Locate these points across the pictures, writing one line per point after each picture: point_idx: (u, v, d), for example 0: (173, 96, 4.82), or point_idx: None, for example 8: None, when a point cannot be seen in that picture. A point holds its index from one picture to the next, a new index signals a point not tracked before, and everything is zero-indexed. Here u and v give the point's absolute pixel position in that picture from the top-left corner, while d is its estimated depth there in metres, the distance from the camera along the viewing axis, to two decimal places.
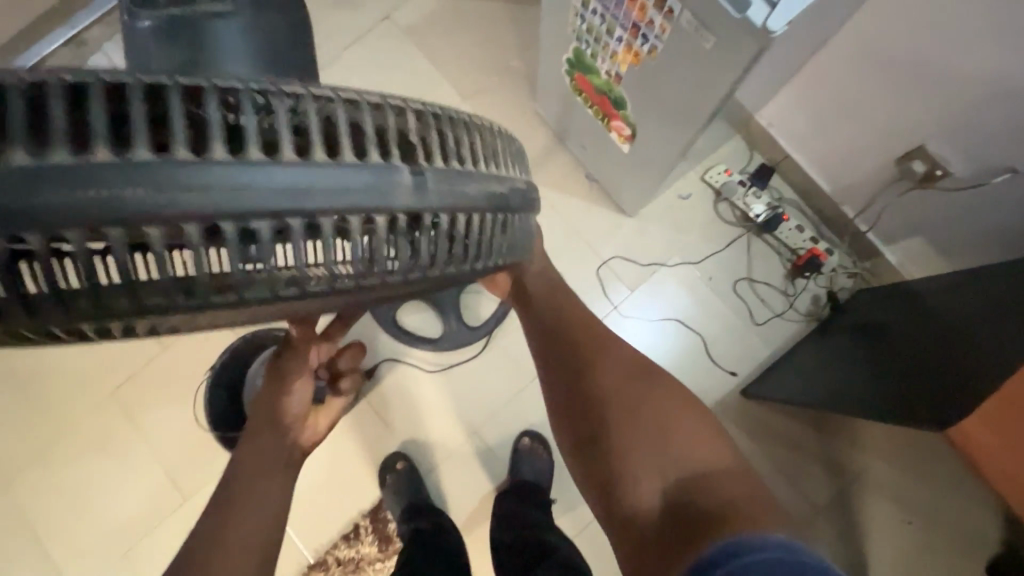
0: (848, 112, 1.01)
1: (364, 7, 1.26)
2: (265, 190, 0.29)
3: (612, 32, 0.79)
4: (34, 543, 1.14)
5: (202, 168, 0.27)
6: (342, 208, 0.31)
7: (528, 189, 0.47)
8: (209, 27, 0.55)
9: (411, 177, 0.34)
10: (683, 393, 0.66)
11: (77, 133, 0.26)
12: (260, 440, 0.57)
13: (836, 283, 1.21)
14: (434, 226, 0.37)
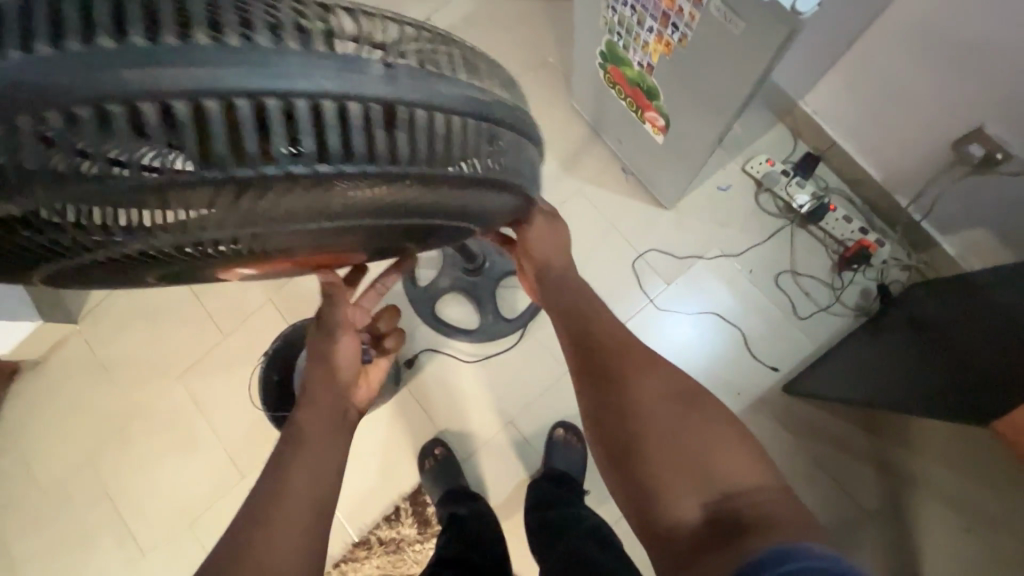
0: (899, 94, 0.97)
1: (407, 12, 1.32)
2: (219, 69, 0.25)
3: (642, 23, 0.79)
4: (114, 510, 1.26)
5: (150, 50, 0.24)
6: (323, 93, 0.28)
7: (514, 106, 0.40)
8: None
9: (379, 67, 0.30)
10: (715, 402, 0.64)
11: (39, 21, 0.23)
12: (320, 403, 0.61)
13: (887, 276, 1.16)
14: (416, 124, 0.32)
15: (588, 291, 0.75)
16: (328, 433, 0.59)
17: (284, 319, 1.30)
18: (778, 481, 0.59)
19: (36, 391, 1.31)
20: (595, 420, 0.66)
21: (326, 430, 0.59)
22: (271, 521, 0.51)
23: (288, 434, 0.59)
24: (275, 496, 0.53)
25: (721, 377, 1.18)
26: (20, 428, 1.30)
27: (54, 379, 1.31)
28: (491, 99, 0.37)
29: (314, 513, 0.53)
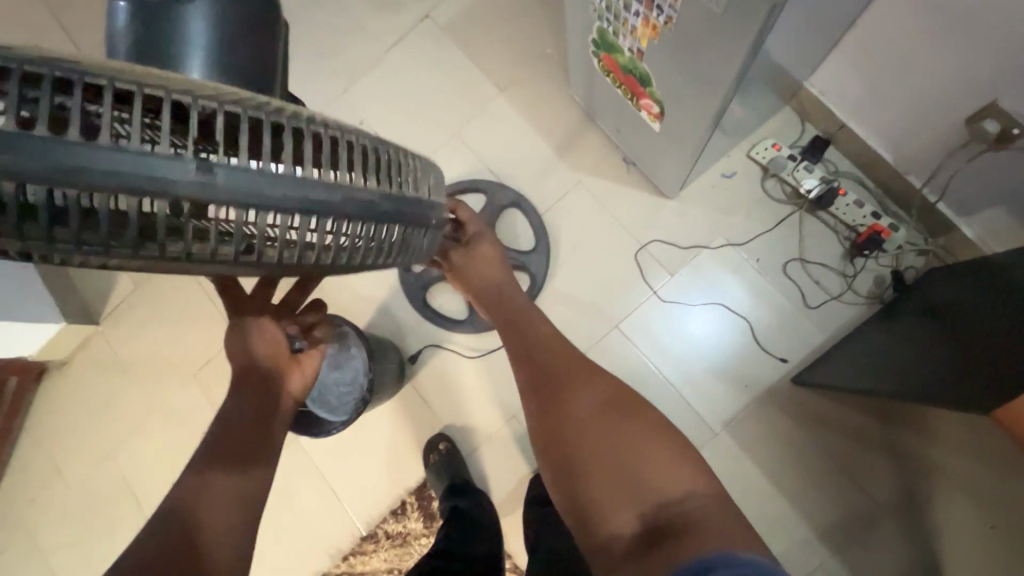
0: (908, 72, 0.93)
1: (406, 9, 1.32)
2: (12, 160, 0.27)
3: (629, 7, 0.77)
4: (136, 504, 1.31)
5: (15, 142, 0.27)
6: (180, 195, 0.31)
7: (380, 200, 0.42)
8: (173, 19, 0.52)
9: (197, 171, 0.31)
10: (653, 417, 0.66)
11: None
12: (249, 394, 0.62)
13: (902, 261, 1.12)
14: (235, 219, 0.35)
15: (534, 311, 0.79)
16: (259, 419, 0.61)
17: None
18: (711, 490, 0.60)
19: (62, 391, 1.37)
20: (539, 437, 0.69)
21: (257, 415, 0.61)
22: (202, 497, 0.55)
23: (214, 430, 0.60)
24: (206, 475, 0.57)
25: (729, 370, 1.15)
26: (48, 427, 1.36)
27: (79, 379, 1.36)
28: (381, 196, 0.42)
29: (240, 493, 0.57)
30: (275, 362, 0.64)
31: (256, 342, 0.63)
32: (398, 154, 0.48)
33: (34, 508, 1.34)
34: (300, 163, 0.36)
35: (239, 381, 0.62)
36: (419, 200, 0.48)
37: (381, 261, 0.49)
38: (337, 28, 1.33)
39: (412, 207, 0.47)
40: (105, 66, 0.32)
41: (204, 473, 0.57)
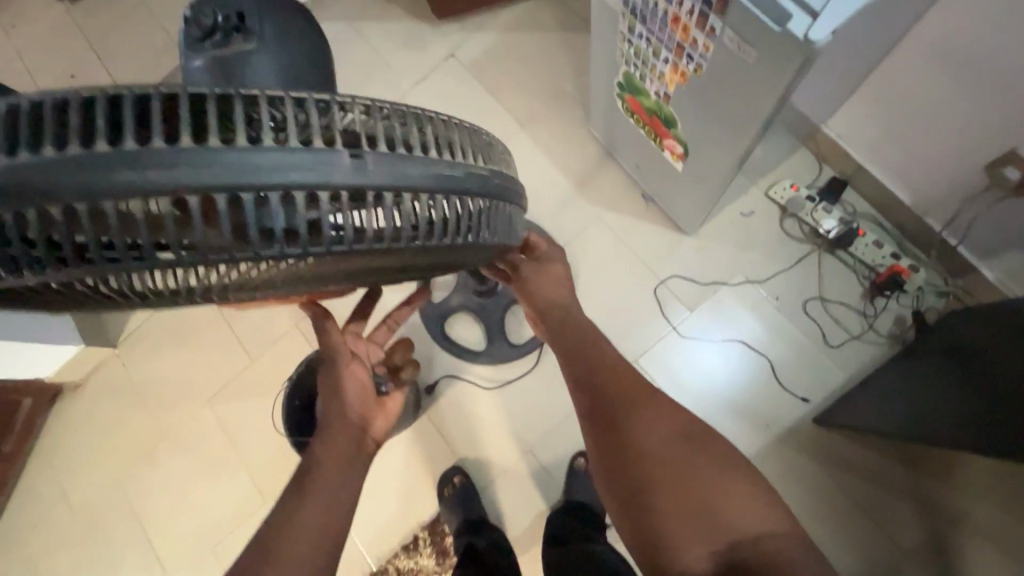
0: (927, 118, 0.95)
1: (431, 47, 1.37)
2: (194, 171, 0.27)
3: (657, 54, 0.80)
4: (142, 533, 1.29)
5: (195, 152, 0.28)
6: (341, 184, 0.31)
7: (490, 176, 0.42)
8: (246, 61, 0.48)
9: (351, 158, 0.32)
10: (724, 444, 0.63)
11: (106, 129, 0.28)
12: (336, 436, 0.58)
13: (923, 302, 1.12)
14: (386, 208, 0.34)
15: (592, 330, 0.73)
16: (345, 468, 0.56)
17: (309, 345, 1.31)
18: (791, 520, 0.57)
19: (74, 414, 1.36)
20: (600, 462, 0.65)
21: (346, 461, 0.57)
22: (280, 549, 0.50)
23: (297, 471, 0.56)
24: (285, 522, 0.52)
25: (750, 410, 1.14)
26: (58, 451, 1.35)
27: (92, 402, 1.36)
28: (490, 173, 0.42)
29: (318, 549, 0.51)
30: (363, 402, 0.62)
31: (346, 382, 0.62)
32: (490, 137, 0.48)
33: (37, 534, 1.31)
34: (428, 146, 0.37)
35: (328, 419, 0.60)
36: (516, 178, 0.48)
37: (490, 247, 0.49)
38: (364, 65, 1.38)
39: (512, 184, 0.47)
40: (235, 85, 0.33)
41: (283, 520, 0.52)
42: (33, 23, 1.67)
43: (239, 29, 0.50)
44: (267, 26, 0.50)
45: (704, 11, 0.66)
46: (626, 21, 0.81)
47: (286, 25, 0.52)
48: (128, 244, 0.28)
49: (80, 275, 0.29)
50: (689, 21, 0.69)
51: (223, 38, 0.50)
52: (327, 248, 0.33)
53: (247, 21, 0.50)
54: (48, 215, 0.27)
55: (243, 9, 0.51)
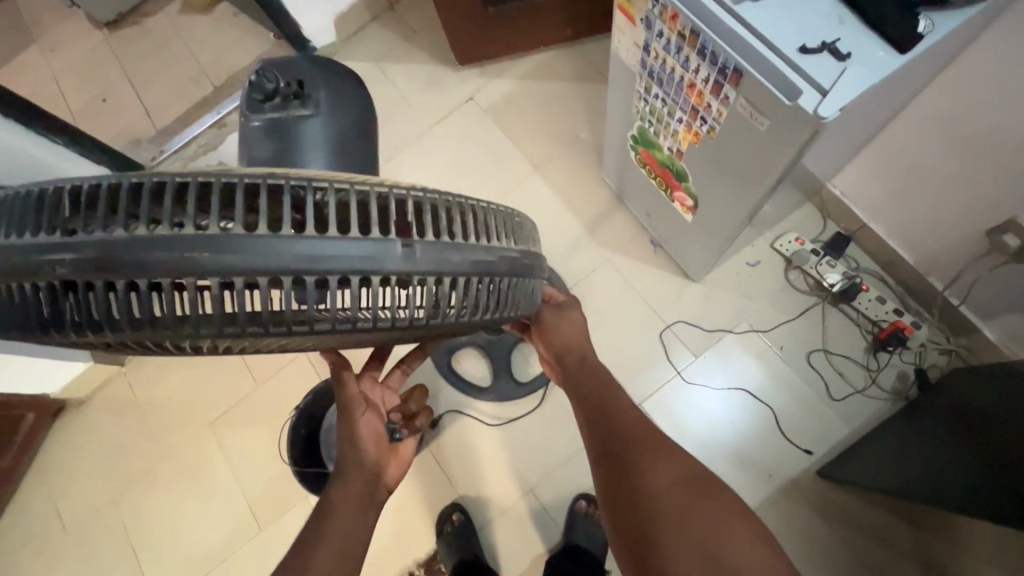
0: (929, 183, 0.99)
1: (453, 91, 1.43)
2: (268, 257, 0.34)
3: (672, 114, 0.84)
4: (132, 556, 1.27)
5: (269, 240, 0.34)
6: (391, 271, 0.37)
7: (522, 258, 0.47)
8: (299, 127, 0.63)
9: (403, 249, 0.37)
10: (736, 501, 0.62)
11: (195, 214, 0.34)
12: (349, 485, 0.59)
13: (925, 359, 1.14)
14: (423, 289, 0.40)
15: (608, 376, 0.75)
16: (356, 521, 0.57)
17: (315, 374, 1.32)
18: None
19: (75, 430, 1.36)
20: (609, 503, 0.65)
21: (357, 512, 0.58)
22: None
23: (315, 513, 0.58)
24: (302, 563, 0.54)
25: (752, 459, 1.14)
26: (55, 467, 1.34)
27: (94, 419, 1.36)
28: (523, 254, 0.47)
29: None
30: (377, 451, 0.62)
31: (362, 431, 0.61)
32: (521, 217, 0.53)
33: (27, 551, 1.30)
34: (469, 234, 0.42)
35: (342, 467, 0.61)
36: (545, 257, 0.53)
37: (516, 319, 0.54)
38: (387, 104, 1.43)
39: (541, 262, 0.52)
40: (304, 172, 0.40)
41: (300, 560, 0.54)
42: (73, 48, 1.75)
43: (297, 95, 0.64)
44: (321, 96, 0.65)
45: (719, 81, 0.70)
46: (642, 82, 0.86)
47: (337, 93, 0.66)
48: (201, 313, 0.34)
49: (155, 335, 0.35)
50: (704, 88, 0.73)
51: (282, 101, 0.63)
52: (368, 323, 0.39)
53: (305, 89, 0.65)
54: (139, 284, 0.33)
55: (301, 79, 0.65)
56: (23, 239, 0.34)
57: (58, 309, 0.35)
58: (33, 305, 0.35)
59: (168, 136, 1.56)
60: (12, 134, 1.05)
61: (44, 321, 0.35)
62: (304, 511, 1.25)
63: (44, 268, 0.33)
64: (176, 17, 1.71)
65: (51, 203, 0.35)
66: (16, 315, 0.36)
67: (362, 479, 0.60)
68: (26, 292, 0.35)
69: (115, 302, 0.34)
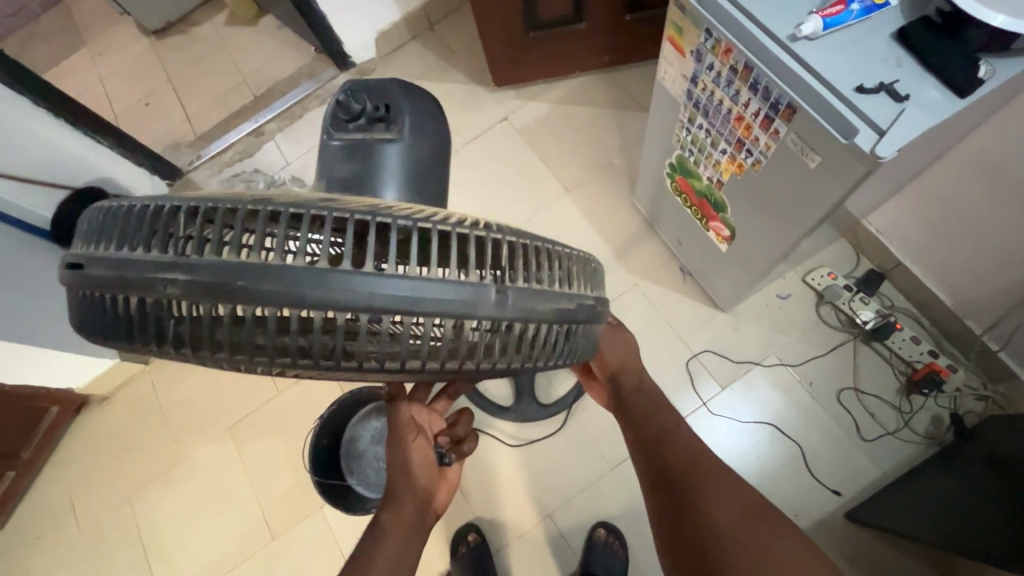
0: (969, 225, 0.98)
1: (487, 110, 1.45)
2: (372, 296, 0.36)
3: (716, 144, 0.84)
4: (143, 557, 1.27)
5: (375, 279, 0.36)
6: (483, 316, 0.39)
7: (596, 305, 0.48)
8: (379, 149, 0.64)
9: (497, 294, 0.39)
10: (799, 538, 0.60)
11: (307, 246, 0.36)
12: (402, 507, 0.60)
13: (961, 405, 1.11)
14: (508, 335, 0.41)
15: (663, 401, 0.74)
16: (408, 539, 0.58)
17: (339, 384, 1.32)
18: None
19: (95, 426, 1.36)
20: (669, 537, 0.64)
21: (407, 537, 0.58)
22: None
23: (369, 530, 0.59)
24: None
25: (778, 499, 1.11)
26: (73, 462, 1.35)
27: (115, 417, 1.37)
28: (597, 302, 0.48)
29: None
30: (429, 477, 0.63)
31: (413, 456, 0.62)
32: (596, 262, 0.54)
33: (39, 545, 1.30)
34: (555, 281, 0.44)
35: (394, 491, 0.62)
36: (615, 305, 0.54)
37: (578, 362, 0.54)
38: None
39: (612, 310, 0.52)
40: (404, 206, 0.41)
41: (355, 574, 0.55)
42: (121, 53, 1.81)
43: (383, 119, 0.65)
44: (406, 121, 0.66)
45: (769, 115, 0.70)
46: (686, 111, 0.86)
47: (421, 121, 0.68)
48: (298, 342, 0.36)
49: (251, 360, 0.37)
50: (752, 121, 0.74)
51: (366, 123, 0.65)
52: (453, 364, 0.40)
53: (391, 113, 0.66)
54: (246, 309, 0.35)
55: (389, 102, 0.67)
56: (140, 254, 0.36)
57: (164, 324, 0.37)
58: (142, 317, 0.37)
59: (206, 141, 1.60)
60: (45, 127, 1.06)
61: (149, 333, 0.37)
62: (318, 522, 1.24)
63: (157, 284, 0.35)
64: (222, 28, 1.77)
65: (167, 218, 0.37)
66: (121, 322, 0.38)
67: (417, 505, 0.61)
68: (136, 304, 0.37)
69: (221, 323, 0.36)
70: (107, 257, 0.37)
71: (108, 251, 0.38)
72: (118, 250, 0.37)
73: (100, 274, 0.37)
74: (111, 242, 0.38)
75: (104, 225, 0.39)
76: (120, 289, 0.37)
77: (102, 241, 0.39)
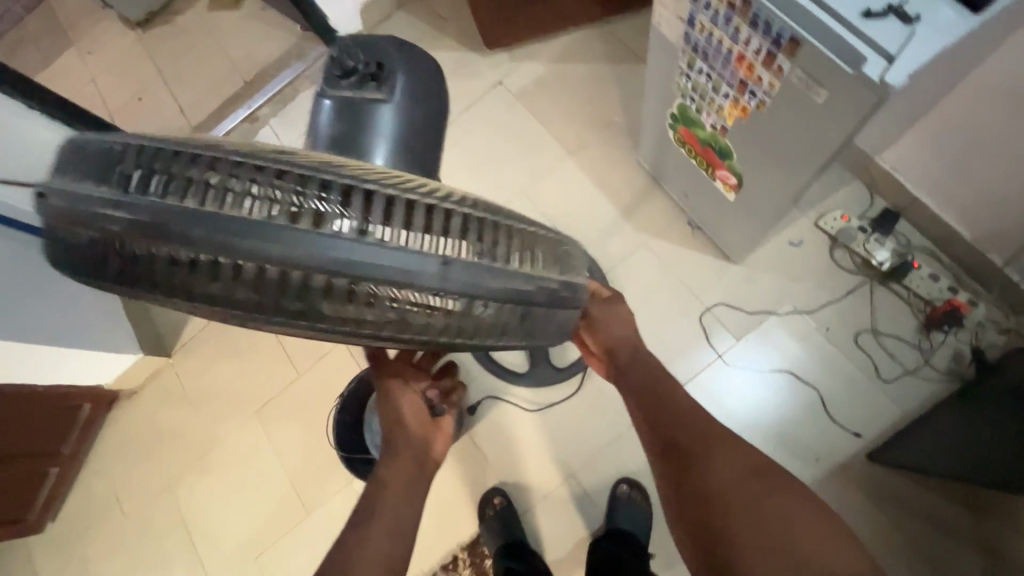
0: (987, 154, 0.94)
1: (481, 76, 1.41)
2: (312, 254, 0.36)
3: (717, 89, 0.81)
4: (187, 538, 1.33)
5: (315, 239, 0.36)
6: (425, 286, 0.39)
7: (559, 290, 0.48)
8: (369, 108, 0.63)
9: (441, 265, 0.40)
10: (804, 494, 0.62)
11: (253, 200, 0.36)
12: (399, 460, 0.62)
13: (983, 338, 1.10)
14: (451, 306, 0.42)
15: (659, 367, 0.74)
16: (406, 491, 0.60)
17: (356, 363, 1.34)
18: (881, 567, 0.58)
19: (127, 420, 1.41)
20: (674, 502, 0.65)
21: (406, 488, 0.60)
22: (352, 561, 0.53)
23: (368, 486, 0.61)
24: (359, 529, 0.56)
25: (797, 445, 1.12)
26: (111, 454, 1.40)
27: (145, 409, 1.41)
28: (562, 289, 0.49)
29: (383, 573, 0.53)
30: (421, 427, 0.66)
31: (402, 409, 0.66)
32: (570, 245, 0.54)
33: (90, 533, 1.37)
34: (511, 260, 0.44)
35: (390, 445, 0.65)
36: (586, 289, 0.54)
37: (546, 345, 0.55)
38: None
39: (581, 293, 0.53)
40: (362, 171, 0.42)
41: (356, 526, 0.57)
42: (109, 49, 1.79)
43: (375, 77, 0.64)
44: (399, 81, 0.65)
45: (771, 51, 0.67)
46: (685, 56, 0.83)
47: (416, 82, 0.66)
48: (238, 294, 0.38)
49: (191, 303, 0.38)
50: (754, 60, 0.71)
51: (359, 81, 0.64)
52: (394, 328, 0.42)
53: (384, 72, 0.65)
54: (186, 254, 0.36)
55: (382, 60, 0.65)
56: (89, 188, 0.37)
57: (111, 260, 0.38)
58: (89, 250, 0.38)
59: (202, 132, 1.58)
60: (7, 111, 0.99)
61: (97, 266, 0.39)
62: (349, 496, 1.28)
63: (103, 220, 0.36)
64: (206, 14, 1.73)
65: (120, 153, 0.38)
66: (72, 252, 0.39)
67: (410, 454, 0.63)
68: (82, 236, 0.38)
69: (163, 265, 0.37)
70: (57, 187, 0.38)
71: (61, 180, 0.38)
72: (68, 181, 0.38)
73: (49, 203, 0.38)
74: (63, 172, 0.39)
75: (63, 154, 0.40)
76: (66, 219, 0.38)
77: (57, 169, 0.39)
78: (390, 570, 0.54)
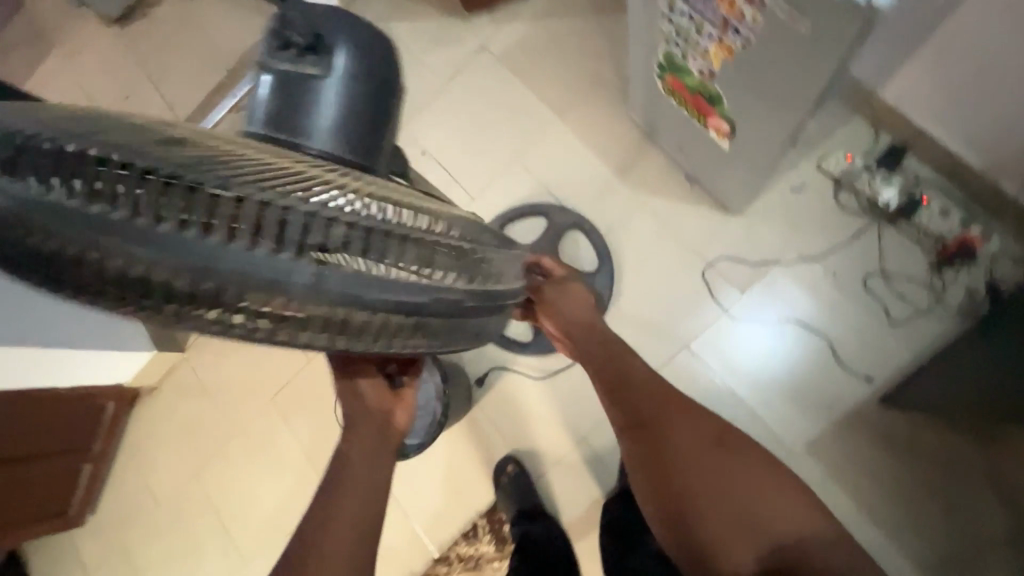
0: (995, 76, 0.89)
1: (463, 42, 1.37)
2: (174, 256, 0.34)
3: (700, 30, 0.77)
4: (218, 523, 1.38)
5: (175, 244, 0.34)
6: (298, 294, 0.39)
7: (460, 301, 0.52)
8: (310, 88, 0.62)
9: (314, 275, 0.39)
10: (748, 444, 0.77)
11: (101, 190, 0.32)
12: (360, 433, 0.68)
13: (998, 271, 1.05)
14: (327, 313, 0.42)
15: (621, 347, 0.84)
16: (370, 459, 0.66)
17: None
18: (840, 532, 0.70)
19: (149, 415, 1.46)
20: (640, 464, 0.77)
21: (369, 456, 0.66)
22: (330, 525, 0.62)
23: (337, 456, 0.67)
24: (331, 497, 0.64)
25: (807, 394, 1.10)
26: (138, 449, 1.45)
27: (164, 404, 1.45)
28: (460, 301, 0.52)
29: (354, 528, 0.62)
30: (381, 402, 0.70)
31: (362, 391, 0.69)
32: (490, 257, 0.62)
33: (127, 523, 1.43)
34: (399, 273, 0.45)
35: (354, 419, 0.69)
36: (483, 291, 0.58)
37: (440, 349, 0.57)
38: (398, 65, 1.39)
39: (480, 300, 0.57)
40: (242, 165, 0.39)
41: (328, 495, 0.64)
42: (91, 49, 1.77)
43: (314, 51, 0.62)
44: (338, 57, 0.63)
45: None
46: None
47: (357, 56, 0.65)
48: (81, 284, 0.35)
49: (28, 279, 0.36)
50: None
51: (296, 54, 0.62)
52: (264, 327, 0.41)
53: (322, 46, 0.62)
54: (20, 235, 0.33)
55: (319, 31, 0.63)
56: None
57: None
58: None
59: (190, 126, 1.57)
60: None
61: None
62: None
63: None
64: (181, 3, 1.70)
65: None
66: None
67: (372, 428, 0.68)
68: None
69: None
70: None
71: None
72: None
73: None
74: None
75: None
76: None
77: None
78: (361, 527, 0.62)
